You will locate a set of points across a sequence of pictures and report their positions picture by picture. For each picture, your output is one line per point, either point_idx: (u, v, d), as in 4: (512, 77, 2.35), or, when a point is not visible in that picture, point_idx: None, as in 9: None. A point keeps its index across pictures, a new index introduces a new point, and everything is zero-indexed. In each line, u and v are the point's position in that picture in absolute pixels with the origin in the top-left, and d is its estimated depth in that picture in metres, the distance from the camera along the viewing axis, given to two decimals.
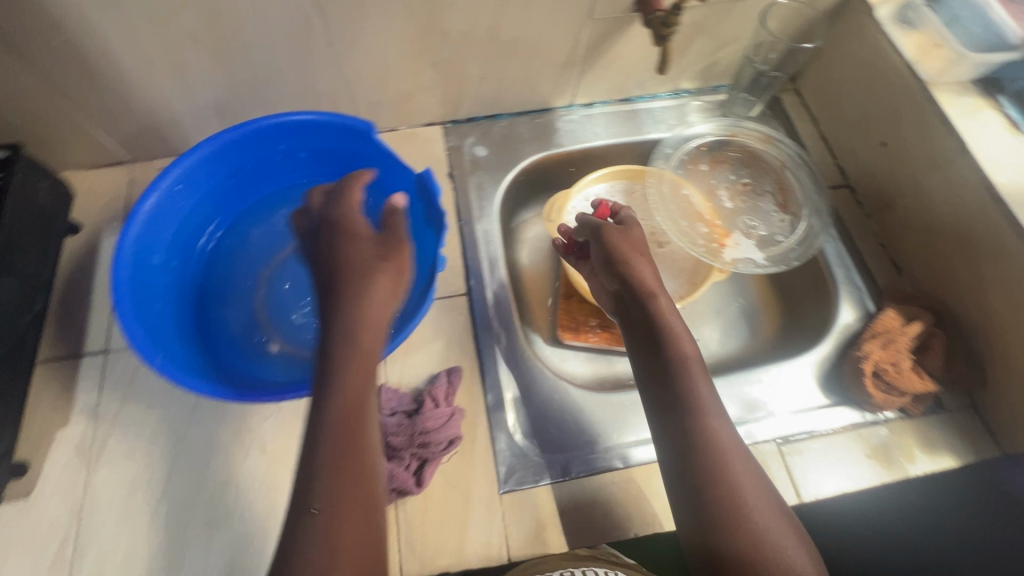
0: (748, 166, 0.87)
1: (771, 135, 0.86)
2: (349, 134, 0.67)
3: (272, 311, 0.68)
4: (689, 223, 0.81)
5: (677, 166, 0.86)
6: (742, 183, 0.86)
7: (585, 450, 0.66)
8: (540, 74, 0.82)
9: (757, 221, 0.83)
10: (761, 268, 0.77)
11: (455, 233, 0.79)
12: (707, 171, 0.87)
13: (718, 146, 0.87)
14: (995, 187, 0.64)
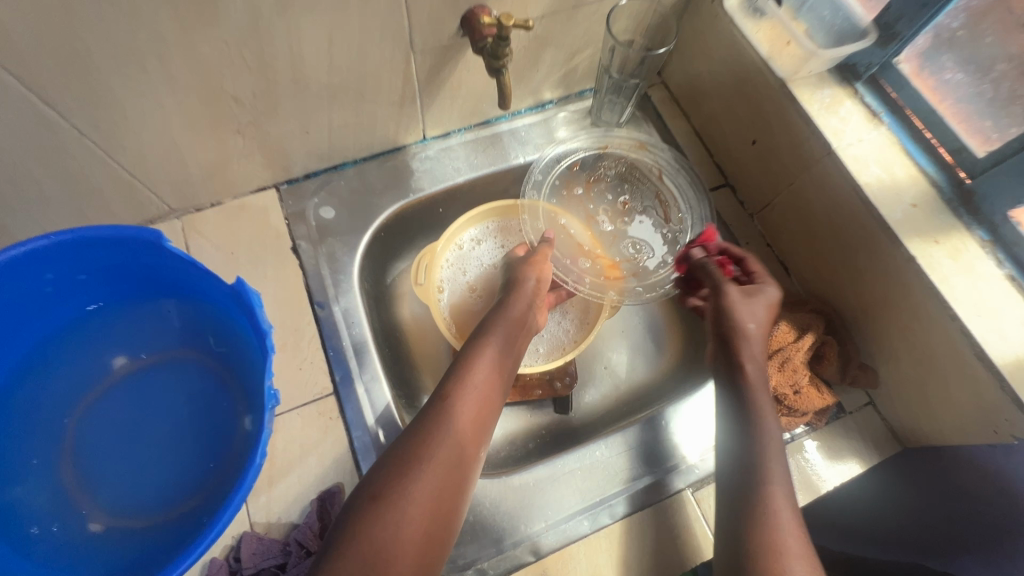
0: (626, 180, 0.81)
1: (643, 140, 0.79)
2: (135, 246, 0.54)
3: (91, 479, 0.55)
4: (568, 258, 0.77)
5: (550, 194, 0.79)
6: (621, 202, 0.81)
7: (491, 551, 0.59)
8: (376, 117, 0.70)
9: (642, 242, 0.78)
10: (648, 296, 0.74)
11: (310, 320, 0.68)
12: (584, 194, 0.81)
13: (592, 163, 0.81)
14: (863, 187, 0.60)
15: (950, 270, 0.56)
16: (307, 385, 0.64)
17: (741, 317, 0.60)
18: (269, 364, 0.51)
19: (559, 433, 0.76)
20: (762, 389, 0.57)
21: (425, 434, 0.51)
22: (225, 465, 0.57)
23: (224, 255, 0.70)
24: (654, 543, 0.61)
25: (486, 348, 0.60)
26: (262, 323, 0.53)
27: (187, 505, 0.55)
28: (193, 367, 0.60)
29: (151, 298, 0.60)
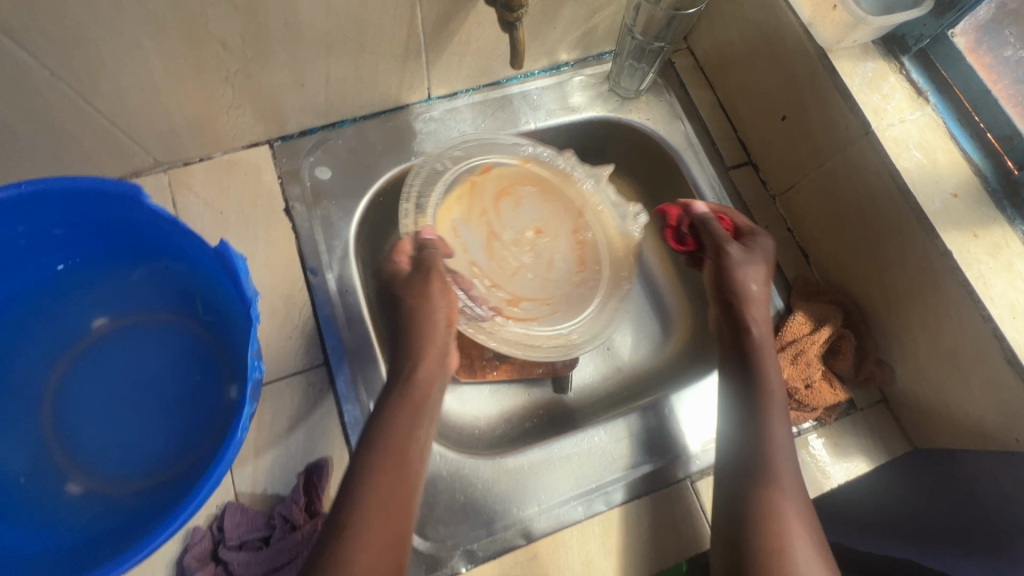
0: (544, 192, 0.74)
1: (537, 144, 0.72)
2: (114, 201, 0.50)
3: (72, 440, 0.54)
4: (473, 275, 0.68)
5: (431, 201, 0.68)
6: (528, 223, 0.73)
7: (481, 533, 0.57)
8: (377, 72, 0.64)
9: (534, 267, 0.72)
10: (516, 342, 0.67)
11: (301, 287, 0.65)
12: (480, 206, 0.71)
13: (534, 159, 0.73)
14: (900, 173, 0.56)
15: (987, 268, 0.52)
16: (297, 354, 0.62)
17: (745, 278, 0.60)
18: (253, 333, 0.48)
19: (557, 415, 0.73)
20: (766, 426, 0.54)
21: (352, 506, 0.45)
22: (209, 434, 0.54)
23: (214, 214, 0.67)
24: (649, 532, 0.59)
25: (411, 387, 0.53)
26: (247, 289, 0.50)
27: (168, 473, 0.53)
28: (177, 332, 0.58)
29: (133, 257, 0.57)
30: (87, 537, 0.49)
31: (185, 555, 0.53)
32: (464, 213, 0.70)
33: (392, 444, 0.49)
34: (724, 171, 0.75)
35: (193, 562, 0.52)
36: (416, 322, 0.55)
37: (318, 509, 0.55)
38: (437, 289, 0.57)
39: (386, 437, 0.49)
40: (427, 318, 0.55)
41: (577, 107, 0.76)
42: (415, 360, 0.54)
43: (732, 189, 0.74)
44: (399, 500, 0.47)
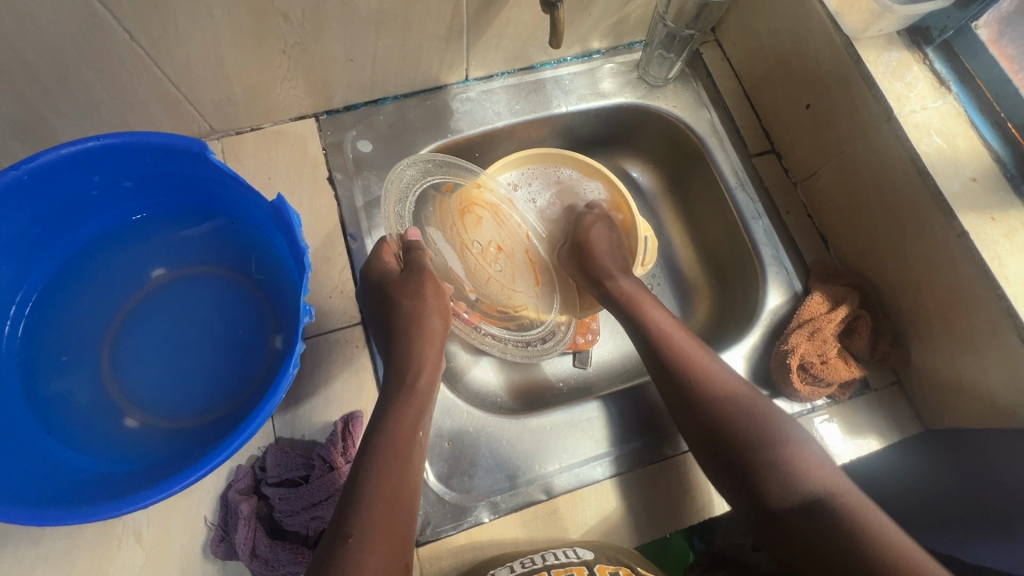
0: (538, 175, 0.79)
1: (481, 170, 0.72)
2: (180, 156, 0.54)
3: (126, 379, 0.57)
4: (479, 277, 0.73)
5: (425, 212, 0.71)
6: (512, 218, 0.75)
7: (505, 486, 0.60)
8: (421, 50, 0.68)
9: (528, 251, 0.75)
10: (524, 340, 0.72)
11: (342, 251, 0.68)
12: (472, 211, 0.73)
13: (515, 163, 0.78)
14: (921, 157, 0.58)
15: (1003, 249, 0.54)
16: (336, 312, 0.65)
17: (598, 232, 0.73)
18: (304, 282, 0.52)
19: (577, 388, 0.76)
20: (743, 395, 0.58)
21: (365, 466, 0.50)
22: (254, 380, 0.58)
23: (262, 180, 0.71)
24: (666, 495, 0.61)
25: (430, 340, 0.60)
26: (299, 241, 0.53)
27: (215, 414, 0.57)
28: (228, 284, 0.61)
29: (192, 211, 0.61)
30: (141, 466, 0.52)
31: (230, 490, 0.57)
32: (440, 229, 0.72)
33: (404, 379, 0.57)
34: (747, 157, 0.77)
35: (237, 497, 0.56)
36: (405, 322, 0.60)
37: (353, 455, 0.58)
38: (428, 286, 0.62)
39: (392, 404, 0.55)
40: (419, 320, 0.60)
41: (607, 92, 0.79)
42: (416, 342, 0.59)
43: (754, 175, 0.76)
44: (401, 473, 0.51)
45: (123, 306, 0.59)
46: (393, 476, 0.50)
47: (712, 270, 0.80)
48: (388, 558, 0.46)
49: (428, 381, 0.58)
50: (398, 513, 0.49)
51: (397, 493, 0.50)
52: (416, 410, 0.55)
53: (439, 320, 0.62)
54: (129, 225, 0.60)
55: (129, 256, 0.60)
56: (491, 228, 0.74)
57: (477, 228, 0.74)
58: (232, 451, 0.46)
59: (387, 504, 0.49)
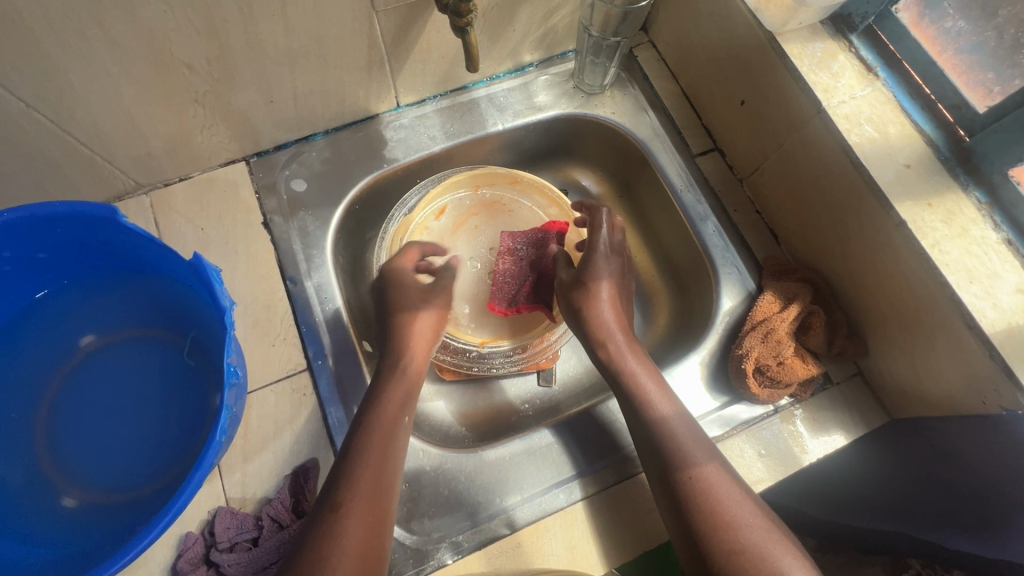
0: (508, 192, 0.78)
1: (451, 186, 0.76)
2: (93, 222, 0.52)
3: (63, 455, 0.55)
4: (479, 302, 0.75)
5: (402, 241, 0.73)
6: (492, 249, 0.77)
7: (466, 524, 0.59)
8: (343, 83, 0.66)
9: None
10: (512, 362, 0.73)
11: (282, 297, 0.66)
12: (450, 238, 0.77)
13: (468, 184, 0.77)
14: (852, 147, 0.57)
15: (942, 235, 0.53)
16: (280, 361, 0.64)
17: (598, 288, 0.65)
18: (229, 341, 0.50)
19: (542, 409, 0.75)
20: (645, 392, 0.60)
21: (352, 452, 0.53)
22: (196, 443, 0.56)
23: (195, 232, 0.69)
24: (635, 516, 0.60)
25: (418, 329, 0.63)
26: (222, 299, 0.51)
27: (156, 483, 0.54)
28: (163, 344, 0.59)
29: (118, 273, 0.59)
30: (78, 547, 0.50)
31: (178, 560, 0.54)
32: None
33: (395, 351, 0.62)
34: (690, 158, 0.76)
35: (186, 567, 0.54)
36: (402, 331, 0.63)
37: (305, 509, 0.57)
38: (428, 313, 0.65)
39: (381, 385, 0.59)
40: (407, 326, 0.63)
41: (543, 105, 0.78)
42: (401, 351, 0.62)
43: (698, 176, 0.75)
44: (385, 460, 0.54)
45: (49, 383, 0.57)
46: (380, 463, 0.53)
47: (667, 274, 0.79)
48: (373, 528, 0.50)
49: (413, 379, 0.61)
50: (385, 490, 0.52)
51: (385, 473, 0.53)
52: (405, 403, 0.58)
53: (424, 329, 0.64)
54: (55, 295, 0.58)
55: (54, 332, 0.58)
56: (467, 244, 0.77)
57: (439, 249, 0.77)
58: (166, 526, 0.44)
59: (376, 484, 0.52)
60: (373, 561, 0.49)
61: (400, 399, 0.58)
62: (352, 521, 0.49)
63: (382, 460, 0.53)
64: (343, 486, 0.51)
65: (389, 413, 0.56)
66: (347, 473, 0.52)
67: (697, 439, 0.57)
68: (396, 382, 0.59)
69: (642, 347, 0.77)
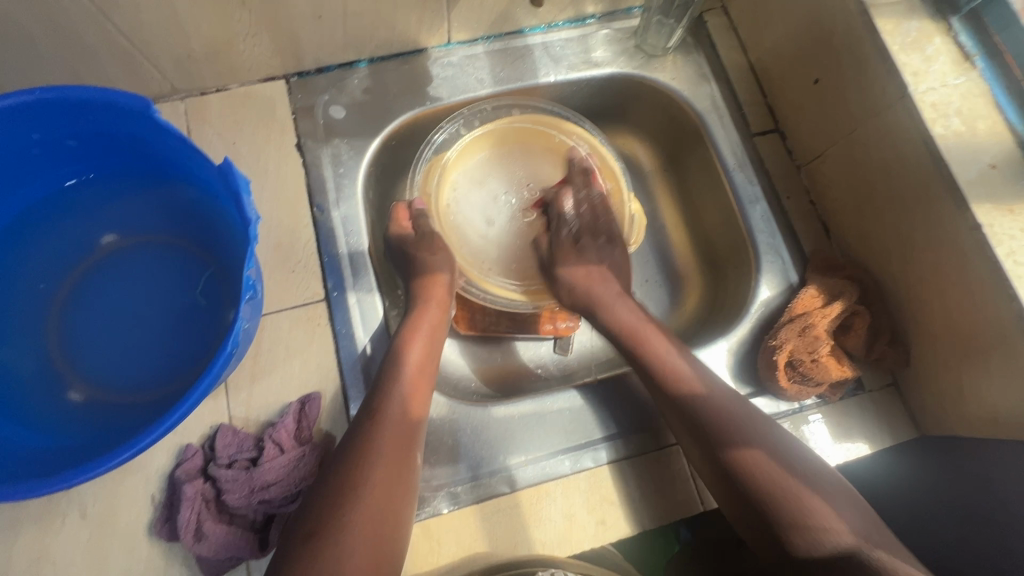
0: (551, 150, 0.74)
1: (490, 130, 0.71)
2: (122, 114, 0.50)
3: (73, 349, 0.54)
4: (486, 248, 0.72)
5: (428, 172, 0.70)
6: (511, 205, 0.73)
7: (467, 477, 0.57)
8: (395, 7, 0.63)
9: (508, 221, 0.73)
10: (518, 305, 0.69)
11: (307, 223, 0.64)
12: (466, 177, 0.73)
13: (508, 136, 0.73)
14: (934, 139, 0.52)
15: (1019, 245, 0.49)
16: (297, 287, 0.62)
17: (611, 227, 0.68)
18: (251, 254, 0.48)
19: (555, 376, 0.73)
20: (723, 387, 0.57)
21: (366, 433, 0.51)
22: (205, 357, 0.54)
23: (226, 145, 0.67)
24: (639, 494, 0.58)
25: (442, 277, 0.64)
26: (248, 211, 0.49)
27: (161, 391, 0.53)
28: (182, 252, 0.58)
29: (146, 174, 0.58)
30: (79, 441, 0.49)
31: (179, 467, 0.54)
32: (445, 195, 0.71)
33: (430, 295, 0.62)
34: (748, 136, 0.71)
35: (185, 475, 0.53)
36: (427, 278, 0.63)
37: (307, 438, 0.56)
38: (440, 271, 0.64)
39: (409, 322, 0.60)
40: (435, 266, 0.64)
41: (600, 61, 0.73)
42: (427, 292, 0.62)
43: (754, 156, 0.71)
44: (403, 439, 0.52)
45: (62, 276, 0.56)
46: (413, 390, 0.55)
47: (704, 257, 0.76)
48: (403, 442, 0.52)
49: (439, 316, 0.62)
50: (405, 473, 0.51)
51: (414, 400, 0.55)
52: (415, 384, 0.56)
53: (438, 301, 0.62)
54: (77, 188, 0.57)
55: (76, 225, 0.57)
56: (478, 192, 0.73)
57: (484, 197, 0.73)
58: (169, 429, 0.43)
59: (393, 465, 0.50)
60: (398, 475, 0.50)
61: (415, 370, 0.57)
62: (383, 430, 0.52)
63: (403, 433, 0.52)
64: (378, 400, 0.54)
65: (402, 390, 0.55)
66: (381, 391, 0.54)
67: (742, 419, 0.54)
68: (408, 352, 0.57)
69: (667, 328, 0.74)
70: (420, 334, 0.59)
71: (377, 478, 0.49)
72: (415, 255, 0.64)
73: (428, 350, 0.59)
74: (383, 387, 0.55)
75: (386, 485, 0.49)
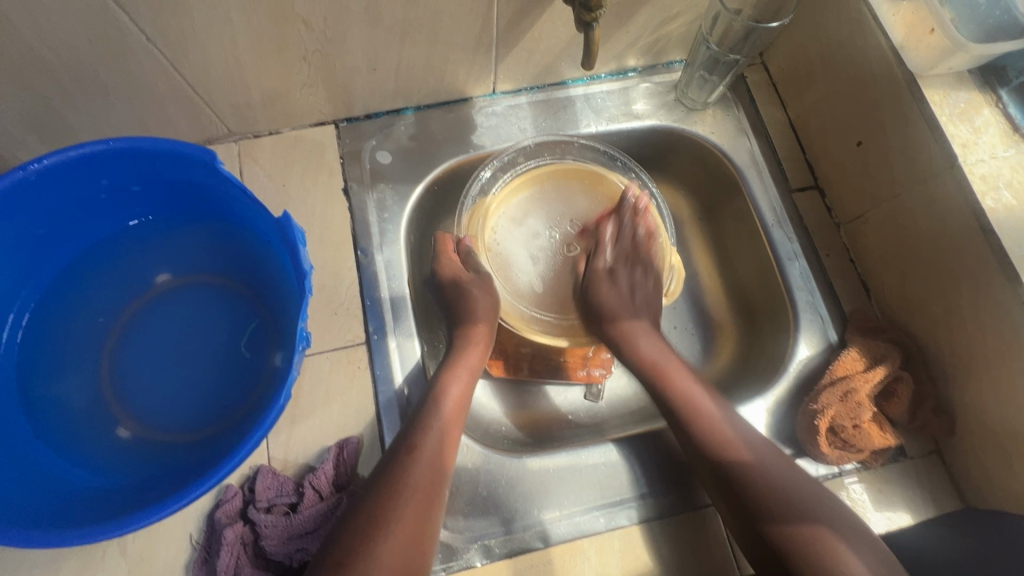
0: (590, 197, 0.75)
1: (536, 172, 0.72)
2: (187, 164, 0.52)
3: (123, 387, 0.56)
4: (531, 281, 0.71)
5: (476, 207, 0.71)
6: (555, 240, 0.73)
7: (500, 530, 0.57)
8: (446, 62, 0.65)
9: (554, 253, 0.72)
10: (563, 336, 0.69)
11: (351, 266, 0.66)
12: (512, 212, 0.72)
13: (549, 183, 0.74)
14: (984, 212, 0.52)
15: None
16: (339, 330, 0.63)
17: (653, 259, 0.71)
18: (305, 305, 0.49)
19: (586, 424, 0.72)
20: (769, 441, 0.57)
21: (400, 467, 0.51)
22: (250, 399, 0.55)
23: (277, 187, 0.69)
24: (674, 556, 0.57)
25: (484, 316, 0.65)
26: (303, 262, 0.51)
27: (206, 432, 0.54)
28: (232, 294, 0.60)
29: (202, 217, 0.60)
30: (126, 481, 0.50)
31: (219, 508, 0.55)
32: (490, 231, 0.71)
33: (470, 333, 0.63)
34: (787, 192, 0.72)
35: (225, 517, 0.54)
36: (468, 315, 0.64)
37: (344, 484, 0.57)
38: (484, 309, 0.65)
39: (449, 360, 0.61)
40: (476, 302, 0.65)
41: (641, 114, 0.74)
42: (468, 331, 0.64)
43: (794, 212, 0.71)
44: (434, 477, 0.52)
45: (117, 313, 0.58)
46: (449, 428, 0.55)
47: (738, 309, 0.75)
48: (434, 480, 0.52)
49: (479, 354, 0.62)
50: (432, 510, 0.51)
51: (450, 438, 0.55)
52: (451, 421, 0.56)
53: (480, 338, 0.64)
54: (137, 229, 0.59)
55: (133, 264, 0.59)
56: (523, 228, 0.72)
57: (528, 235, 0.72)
58: (222, 478, 0.44)
59: (421, 502, 0.50)
60: (427, 515, 0.50)
61: (453, 407, 0.57)
62: (418, 466, 0.51)
63: (435, 471, 0.52)
64: (416, 435, 0.54)
65: (439, 427, 0.55)
66: (418, 426, 0.55)
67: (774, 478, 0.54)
68: (448, 390, 0.58)
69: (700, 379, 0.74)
70: (459, 372, 0.60)
71: (405, 516, 0.49)
72: (454, 293, 0.65)
73: (467, 388, 0.59)
74: (420, 423, 0.55)
75: (416, 524, 0.49)
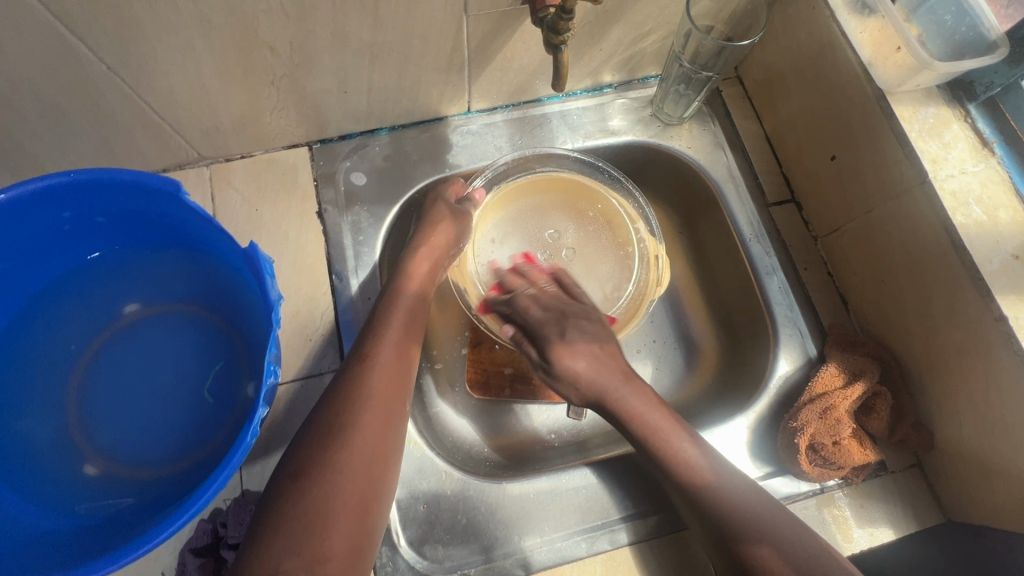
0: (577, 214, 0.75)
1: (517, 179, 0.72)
2: (150, 194, 0.51)
3: (89, 422, 0.54)
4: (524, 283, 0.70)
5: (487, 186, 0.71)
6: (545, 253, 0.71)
7: (479, 559, 0.56)
8: (419, 83, 0.64)
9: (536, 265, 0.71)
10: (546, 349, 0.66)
11: (326, 291, 0.65)
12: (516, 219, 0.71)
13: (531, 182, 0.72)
14: (956, 228, 0.52)
15: None
16: (314, 356, 0.62)
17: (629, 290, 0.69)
18: (273, 336, 0.48)
19: (569, 442, 0.71)
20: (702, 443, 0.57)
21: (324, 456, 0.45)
22: (221, 432, 0.54)
23: (249, 212, 0.68)
24: None
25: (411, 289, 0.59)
26: (271, 292, 0.50)
27: (178, 465, 0.53)
28: (201, 324, 0.59)
29: (166, 246, 0.59)
30: (95, 522, 0.49)
31: (191, 545, 0.54)
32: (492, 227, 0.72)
33: (398, 304, 0.57)
34: (764, 206, 0.72)
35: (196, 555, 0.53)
36: (400, 289, 0.59)
37: None
38: (416, 283, 0.60)
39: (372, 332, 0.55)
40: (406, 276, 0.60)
41: (617, 129, 0.74)
42: (397, 301, 0.58)
43: (771, 226, 0.71)
44: (367, 466, 0.46)
45: (80, 346, 0.56)
46: (378, 414, 0.49)
47: (720, 323, 0.75)
48: (368, 470, 0.46)
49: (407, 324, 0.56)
50: (370, 504, 0.46)
51: (383, 419, 0.49)
52: (382, 398, 0.50)
53: (407, 312, 0.57)
54: (100, 260, 0.58)
55: (99, 296, 0.58)
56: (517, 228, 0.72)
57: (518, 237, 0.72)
58: (189, 519, 0.42)
59: (357, 497, 0.45)
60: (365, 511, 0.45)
61: (380, 382, 0.51)
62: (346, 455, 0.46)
63: (369, 461, 0.47)
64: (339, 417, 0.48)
65: (366, 412, 0.48)
66: (342, 405, 0.49)
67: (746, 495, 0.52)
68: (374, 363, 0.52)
69: (684, 395, 0.73)
70: (384, 344, 0.53)
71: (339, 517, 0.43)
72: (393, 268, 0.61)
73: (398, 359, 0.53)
74: (341, 401, 0.49)
75: (353, 524, 0.43)
